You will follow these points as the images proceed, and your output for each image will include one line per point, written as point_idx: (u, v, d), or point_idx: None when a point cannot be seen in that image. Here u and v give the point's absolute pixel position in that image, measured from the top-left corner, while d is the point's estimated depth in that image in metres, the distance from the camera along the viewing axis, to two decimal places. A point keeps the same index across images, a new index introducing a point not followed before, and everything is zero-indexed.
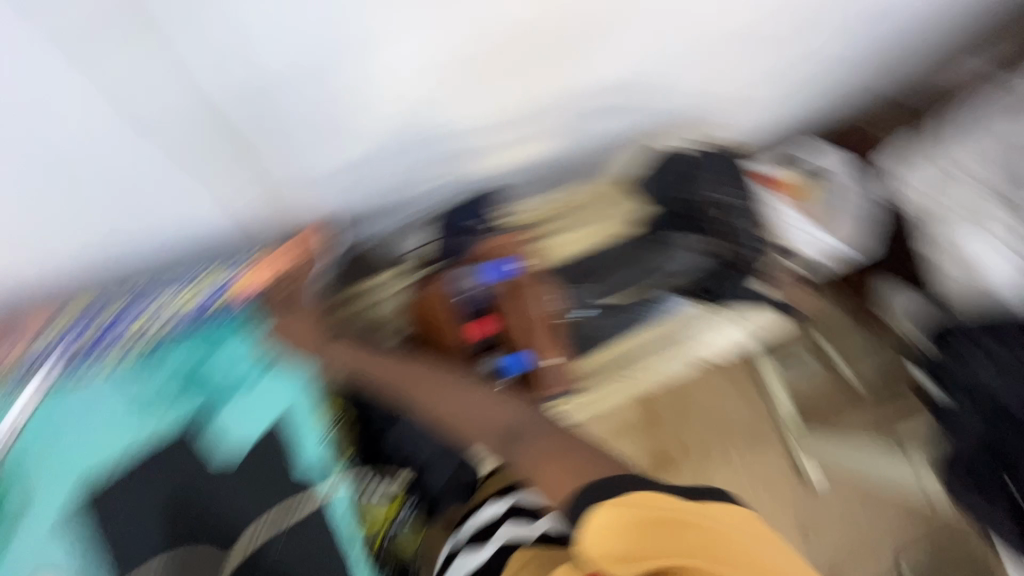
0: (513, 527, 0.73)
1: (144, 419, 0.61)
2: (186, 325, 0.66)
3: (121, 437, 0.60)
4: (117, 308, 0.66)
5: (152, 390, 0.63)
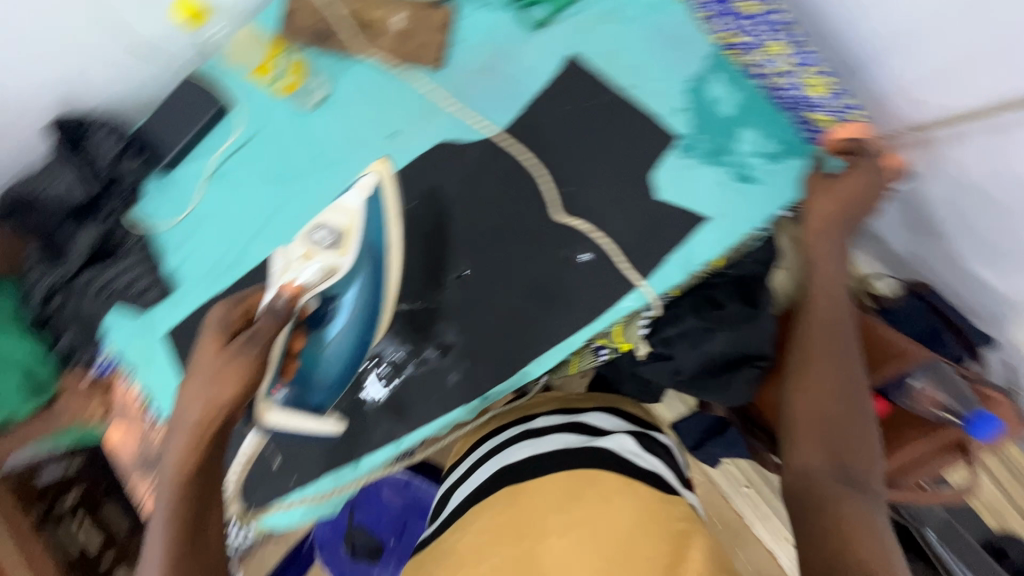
0: (605, 440, 0.64)
1: (297, 193, 0.75)
2: (302, 118, 0.75)
3: (287, 212, 0.75)
4: (250, 114, 0.77)
5: (294, 169, 0.75)
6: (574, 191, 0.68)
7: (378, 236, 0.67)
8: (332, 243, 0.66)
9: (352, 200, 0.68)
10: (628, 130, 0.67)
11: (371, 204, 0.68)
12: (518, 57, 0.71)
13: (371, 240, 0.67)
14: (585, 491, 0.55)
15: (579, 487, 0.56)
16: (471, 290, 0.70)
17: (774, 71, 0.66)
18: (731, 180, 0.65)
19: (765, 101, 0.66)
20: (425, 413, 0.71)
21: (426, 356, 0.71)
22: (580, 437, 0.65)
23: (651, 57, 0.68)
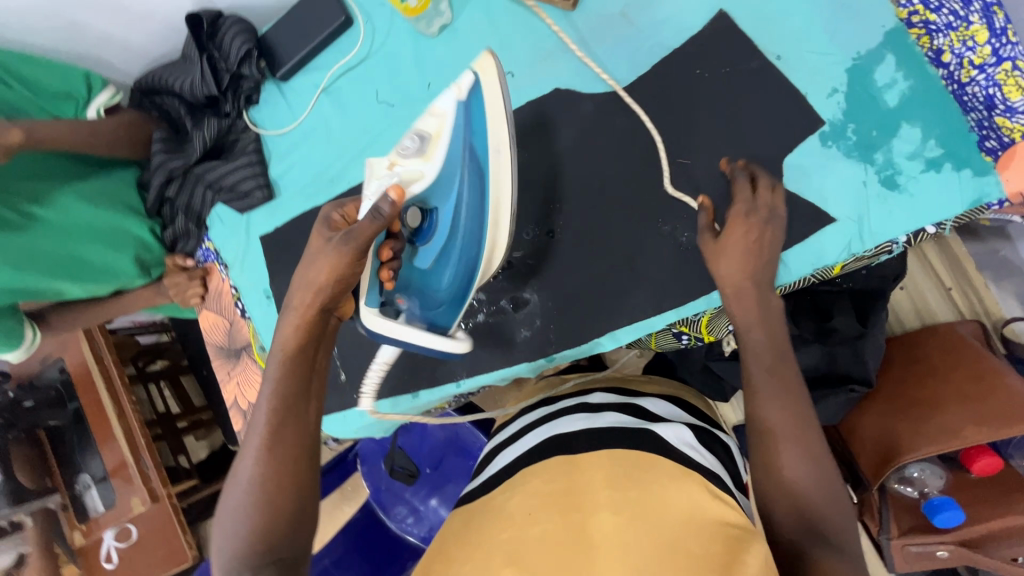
0: (659, 426, 0.64)
1: (403, 121, 0.74)
2: (420, 45, 0.73)
3: (390, 138, 0.75)
4: (371, 32, 0.76)
5: (403, 95, 0.75)
6: (691, 166, 0.62)
7: (484, 142, 0.56)
8: (414, 147, 0.52)
9: (445, 99, 0.54)
10: (769, 107, 0.60)
11: (467, 107, 0.54)
12: (658, 8, 0.65)
13: (473, 143, 0.55)
14: (639, 471, 0.55)
15: (632, 468, 0.55)
16: (562, 250, 0.68)
17: (967, 61, 0.55)
18: (875, 184, 0.56)
19: (944, 95, 0.55)
20: (489, 361, 0.72)
21: (502, 307, 0.71)
22: (634, 419, 0.65)
23: (813, 26, 0.59)
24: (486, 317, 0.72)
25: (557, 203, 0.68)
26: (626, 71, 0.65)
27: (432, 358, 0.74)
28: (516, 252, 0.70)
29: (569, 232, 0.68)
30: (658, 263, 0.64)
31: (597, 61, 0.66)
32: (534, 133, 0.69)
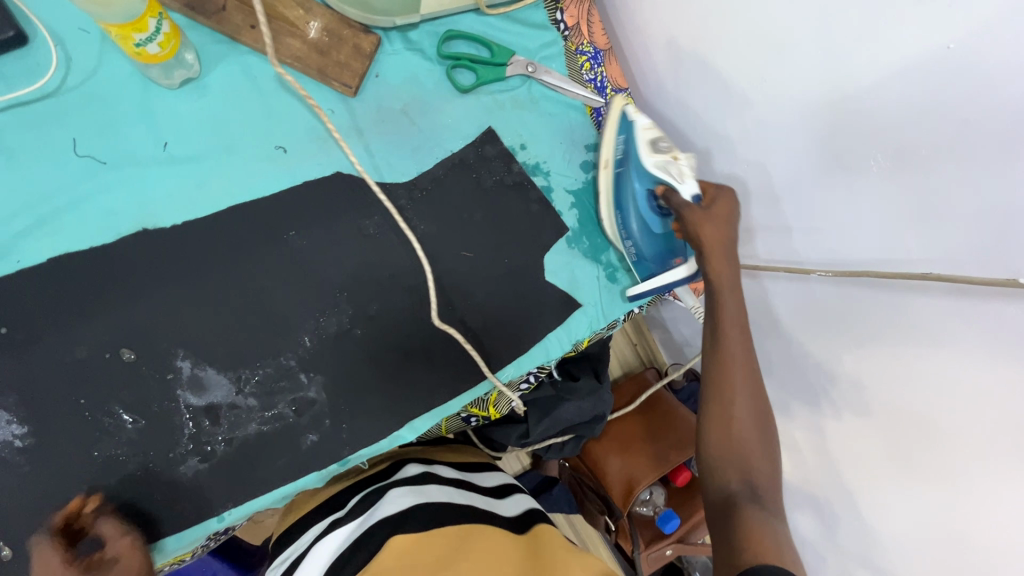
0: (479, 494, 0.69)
1: (123, 184, 0.58)
2: (150, 95, 0.59)
3: (102, 205, 0.57)
4: (64, 62, 0.57)
5: (124, 151, 0.58)
6: (474, 261, 0.69)
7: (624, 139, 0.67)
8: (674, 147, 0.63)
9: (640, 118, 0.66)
10: (528, 214, 0.71)
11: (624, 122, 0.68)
12: (436, 112, 0.69)
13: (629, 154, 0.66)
14: (471, 537, 0.59)
15: (465, 536, 0.59)
16: (353, 341, 0.64)
17: None
18: (603, 278, 0.74)
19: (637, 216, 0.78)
20: (256, 482, 0.60)
21: (280, 413, 0.61)
22: (451, 489, 0.67)
23: (557, 152, 0.73)
24: (259, 427, 0.60)
25: (345, 290, 0.64)
26: (402, 173, 0.67)
27: (173, 494, 0.57)
28: (296, 347, 0.62)
29: (362, 324, 0.64)
30: (449, 351, 0.67)
31: (377, 155, 0.66)
32: (318, 221, 0.63)
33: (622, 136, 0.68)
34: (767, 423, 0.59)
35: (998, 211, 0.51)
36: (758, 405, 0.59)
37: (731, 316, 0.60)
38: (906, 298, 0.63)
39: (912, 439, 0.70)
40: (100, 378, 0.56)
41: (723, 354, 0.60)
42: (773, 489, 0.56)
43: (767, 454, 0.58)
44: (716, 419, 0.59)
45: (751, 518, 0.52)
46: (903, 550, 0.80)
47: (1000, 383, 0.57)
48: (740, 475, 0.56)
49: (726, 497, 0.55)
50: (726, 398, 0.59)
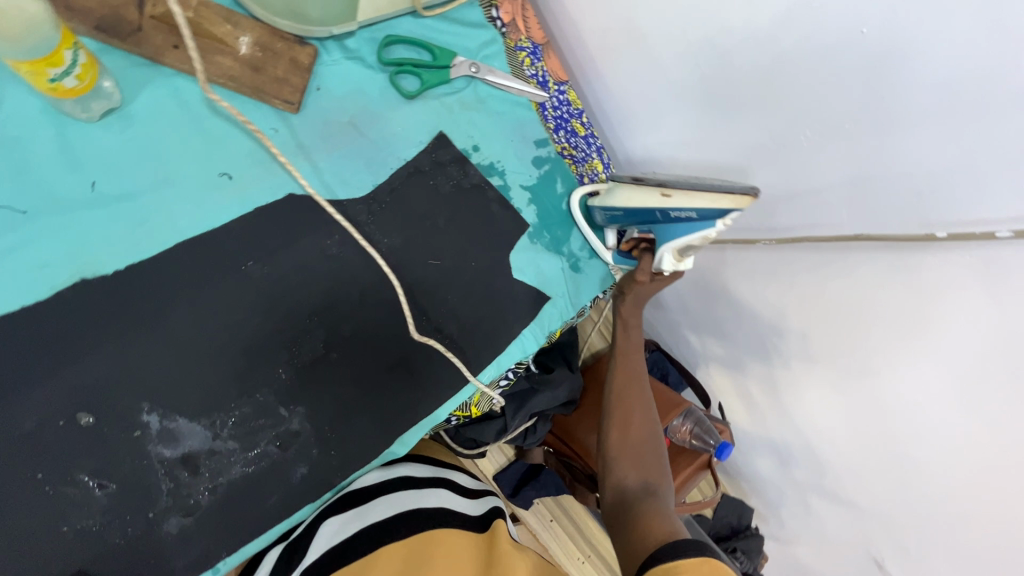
0: (450, 494, 0.72)
1: (50, 233, 0.52)
2: (67, 131, 0.53)
3: (28, 258, 0.51)
4: None
5: (45, 196, 0.53)
6: (443, 267, 0.69)
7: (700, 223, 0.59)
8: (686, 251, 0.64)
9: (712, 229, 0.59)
10: (489, 215, 0.72)
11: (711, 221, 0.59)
12: (385, 121, 0.67)
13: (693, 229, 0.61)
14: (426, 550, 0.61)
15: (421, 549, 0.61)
16: (332, 366, 0.62)
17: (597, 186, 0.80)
18: (568, 268, 0.77)
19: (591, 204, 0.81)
20: (249, 526, 0.57)
21: (264, 451, 0.59)
22: (417, 491, 0.68)
23: (510, 151, 0.74)
24: (243, 469, 0.58)
25: (317, 314, 0.62)
26: (358, 187, 0.65)
27: (161, 556, 0.54)
28: (271, 381, 0.60)
29: (338, 347, 0.63)
30: (431, 360, 0.67)
31: (330, 171, 0.64)
32: (278, 247, 0.60)
33: (696, 217, 0.59)
34: (658, 432, 0.67)
35: (908, 171, 0.58)
36: (649, 414, 0.68)
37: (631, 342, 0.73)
38: (840, 256, 0.70)
39: (853, 376, 0.80)
40: (56, 448, 0.51)
41: (619, 376, 0.70)
42: (667, 486, 0.62)
43: (660, 456, 0.65)
44: (618, 423, 0.67)
45: (649, 507, 0.57)
46: (857, 473, 0.90)
47: (920, 319, 0.65)
48: (639, 476, 0.62)
49: (625, 491, 0.61)
50: (624, 406, 0.68)
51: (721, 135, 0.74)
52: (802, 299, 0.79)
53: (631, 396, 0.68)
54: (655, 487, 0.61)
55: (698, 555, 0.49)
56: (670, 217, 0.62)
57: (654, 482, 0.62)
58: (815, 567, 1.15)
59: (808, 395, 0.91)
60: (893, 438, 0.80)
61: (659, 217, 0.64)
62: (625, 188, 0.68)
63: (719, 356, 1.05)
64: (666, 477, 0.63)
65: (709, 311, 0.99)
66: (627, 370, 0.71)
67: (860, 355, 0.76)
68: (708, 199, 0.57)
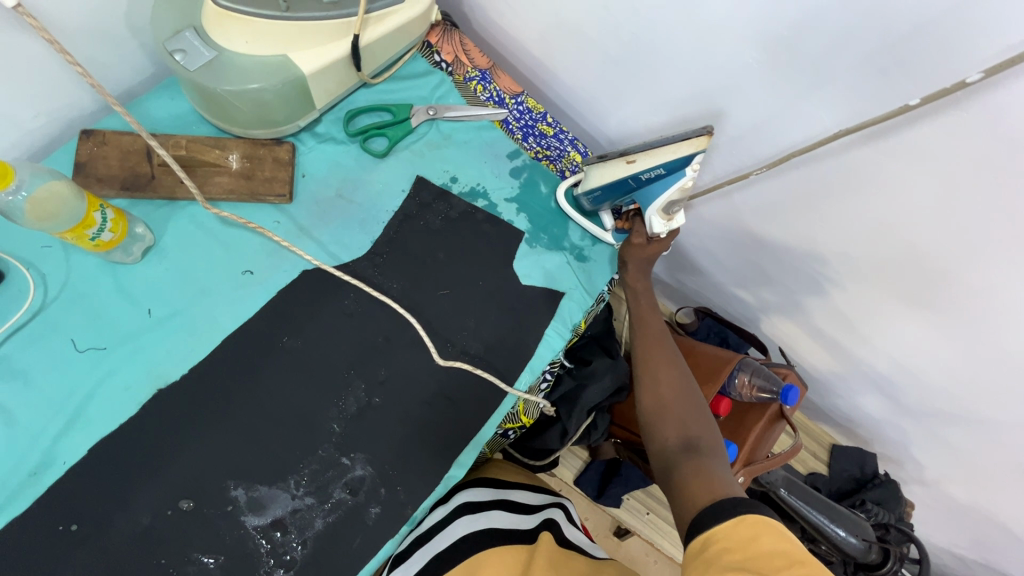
0: (506, 512, 0.74)
1: (126, 360, 0.63)
2: (121, 275, 0.65)
3: (117, 384, 0.63)
4: (40, 280, 0.63)
5: (117, 331, 0.64)
6: (454, 295, 0.73)
7: (673, 170, 0.60)
8: (672, 207, 0.64)
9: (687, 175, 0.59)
10: (483, 236, 0.76)
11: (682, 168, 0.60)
12: (367, 184, 0.74)
13: (670, 183, 0.61)
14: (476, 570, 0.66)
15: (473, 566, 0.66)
16: (377, 410, 0.68)
17: None
18: (574, 260, 0.78)
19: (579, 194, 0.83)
20: (342, 570, 0.62)
21: (338, 500, 0.64)
22: (472, 515, 0.71)
23: (486, 171, 0.79)
24: (324, 520, 0.63)
25: (352, 367, 0.68)
26: (354, 251, 0.72)
27: None
28: (328, 436, 0.66)
29: (379, 392, 0.68)
30: (465, 381, 0.71)
31: (330, 243, 0.71)
32: (307, 319, 0.68)
33: (666, 172, 0.60)
34: (693, 388, 0.67)
35: (867, 54, 0.56)
36: (680, 372, 0.68)
37: (645, 305, 0.74)
38: (840, 160, 0.66)
39: (916, 277, 0.73)
40: (171, 535, 0.60)
41: (641, 345, 0.71)
42: (711, 440, 0.62)
43: (700, 411, 0.64)
44: (649, 390, 0.67)
45: (692, 467, 0.58)
46: (969, 383, 0.80)
47: (957, 192, 0.60)
48: (679, 434, 0.62)
49: (668, 455, 0.61)
50: (652, 371, 0.68)
51: (680, 87, 0.74)
52: (826, 218, 0.75)
53: (656, 358, 0.69)
54: (697, 444, 0.61)
55: (735, 515, 0.50)
56: (643, 180, 0.63)
57: (697, 438, 0.61)
58: (973, 502, 1.00)
59: (879, 316, 0.83)
60: (989, 330, 0.71)
61: (633, 183, 0.65)
62: (595, 168, 0.69)
63: (775, 304, 0.98)
64: (710, 431, 0.63)
65: (744, 261, 0.95)
66: (648, 337, 0.71)
67: (912, 253, 0.70)
68: (671, 149, 0.58)
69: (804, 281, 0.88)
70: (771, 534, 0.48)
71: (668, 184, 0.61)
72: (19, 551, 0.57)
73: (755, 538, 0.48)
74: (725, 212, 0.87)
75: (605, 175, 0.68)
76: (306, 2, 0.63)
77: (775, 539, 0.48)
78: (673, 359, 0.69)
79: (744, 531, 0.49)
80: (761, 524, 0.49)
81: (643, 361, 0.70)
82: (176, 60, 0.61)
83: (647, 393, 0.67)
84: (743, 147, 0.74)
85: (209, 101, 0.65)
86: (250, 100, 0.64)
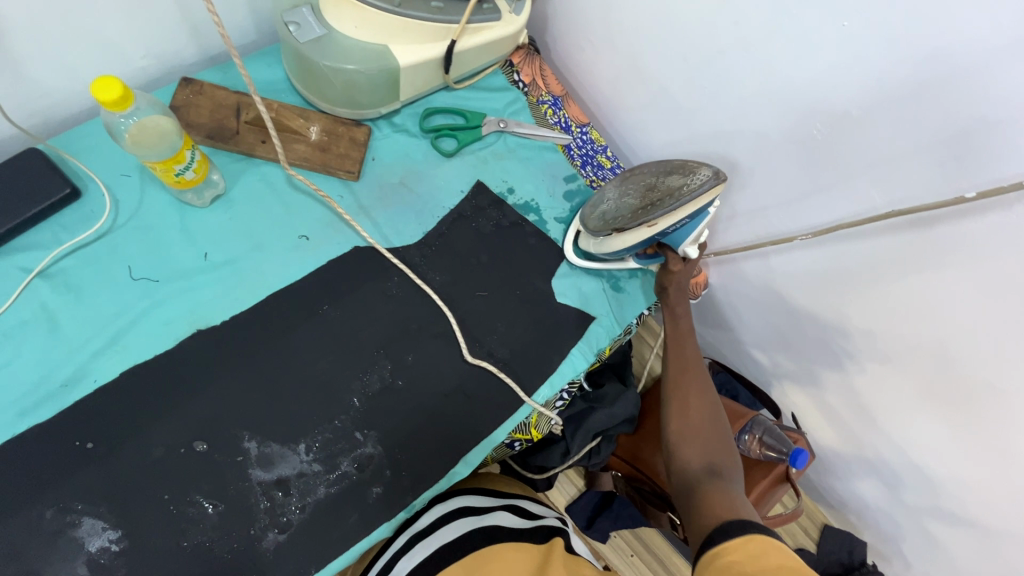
0: (511, 515, 0.75)
1: (173, 296, 0.66)
2: (187, 216, 0.69)
3: (159, 316, 0.65)
4: (113, 206, 0.67)
5: (171, 268, 0.67)
6: (491, 298, 0.76)
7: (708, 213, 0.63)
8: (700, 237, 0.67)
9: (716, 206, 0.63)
10: (528, 249, 0.79)
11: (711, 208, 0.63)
12: (430, 179, 0.78)
13: (698, 221, 0.64)
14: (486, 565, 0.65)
15: (482, 562, 0.65)
16: (399, 392, 0.69)
17: None
18: (609, 289, 0.81)
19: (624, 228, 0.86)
20: (332, 544, 0.62)
21: (344, 473, 0.65)
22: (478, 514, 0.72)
23: (542, 189, 0.82)
24: (327, 489, 0.64)
25: (382, 347, 0.70)
26: (404, 238, 0.75)
27: (259, 569, 0.60)
28: (346, 409, 0.67)
29: (403, 375, 0.70)
30: (487, 382, 0.72)
31: (384, 226, 0.74)
32: (349, 292, 0.71)
33: (690, 219, 0.62)
34: (719, 418, 0.68)
35: (927, 144, 0.59)
36: (708, 399, 0.69)
37: (681, 320, 0.74)
38: (884, 240, 0.69)
39: (936, 368, 0.74)
40: (178, 472, 0.61)
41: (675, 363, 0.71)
42: (731, 468, 0.63)
43: (723, 440, 0.66)
44: (677, 410, 0.68)
45: (715, 488, 0.59)
46: (976, 486, 0.80)
47: (996, 290, 0.62)
48: (701, 457, 0.63)
49: (689, 475, 0.62)
50: (682, 391, 0.69)
51: (740, 146, 0.78)
52: (857, 295, 0.77)
53: (688, 379, 0.70)
54: (718, 469, 0.62)
55: (743, 533, 0.51)
56: (669, 233, 0.64)
57: (717, 463, 0.63)
58: None
59: (895, 401, 0.84)
60: (1004, 434, 0.72)
61: (658, 236, 0.66)
62: (611, 233, 0.69)
63: (791, 372, 0.99)
64: (728, 458, 0.65)
65: (768, 324, 0.96)
66: (682, 355, 0.71)
67: (938, 344, 0.72)
68: (691, 208, 0.59)
69: (826, 354, 0.90)
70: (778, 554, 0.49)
71: (697, 222, 0.64)
72: (34, 455, 0.58)
73: (762, 554, 0.49)
74: (759, 273, 0.90)
75: (624, 232, 0.67)
76: (413, 2, 0.67)
77: (781, 556, 0.48)
78: (702, 384, 0.70)
79: (752, 548, 0.49)
80: (768, 543, 0.50)
81: (671, 380, 0.70)
82: (289, 30, 0.66)
83: (676, 413, 0.67)
84: (789, 213, 0.78)
85: (307, 72, 0.69)
86: (345, 78, 0.68)
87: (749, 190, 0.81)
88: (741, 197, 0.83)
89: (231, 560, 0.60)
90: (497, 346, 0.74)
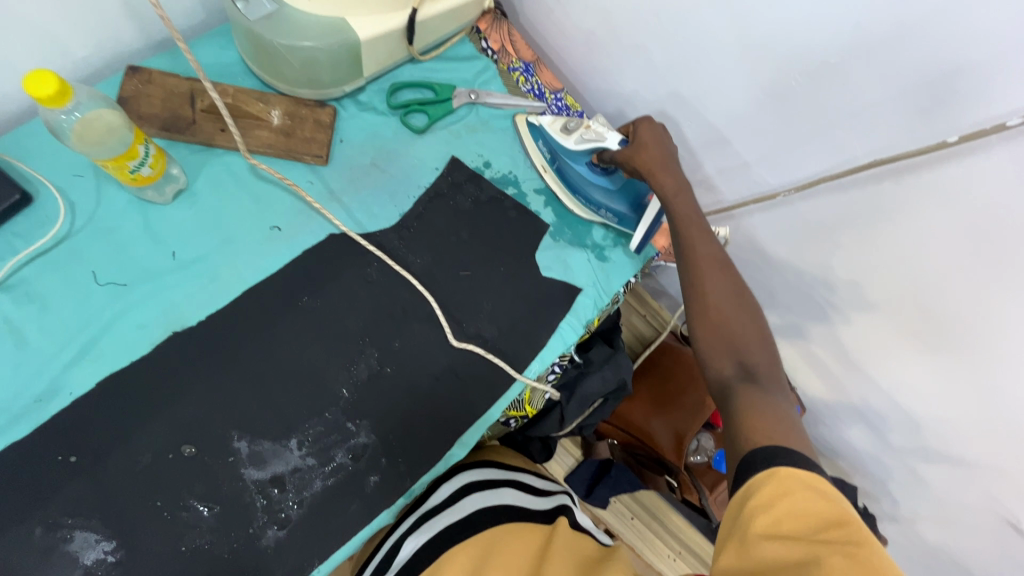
0: (517, 491, 0.75)
1: (144, 299, 0.63)
2: (150, 214, 0.66)
3: (131, 321, 0.62)
4: (69, 208, 0.63)
5: (139, 270, 0.64)
6: (474, 277, 0.74)
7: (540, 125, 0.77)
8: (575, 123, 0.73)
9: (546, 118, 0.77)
10: (509, 224, 0.77)
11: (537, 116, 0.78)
12: (402, 158, 0.75)
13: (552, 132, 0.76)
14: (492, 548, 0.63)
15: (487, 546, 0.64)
16: (387, 379, 0.68)
17: None
18: (594, 258, 0.79)
19: None
20: (333, 535, 0.62)
21: (340, 464, 0.64)
22: (486, 493, 0.71)
23: (519, 160, 0.80)
24: (323, 482, 0.63)
25: (366, 335, 0.69)
26: (380, 222, 0.72)
27: (262, 566, 0.60)
28: (336, 400, 0.66)
29: (391, 361, 0.69)
30: (477, 362, 0.71)
31: (358, 211, 0.72)
32: (328, 282, 0.69)
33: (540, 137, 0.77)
34: (751, 313, 0.61)
35: (908, 89, 0.58)
36: (736, 292, 0.62)
37: (690, 214, 0.66)
38: (868, 191, 0.68)
39: (920, 314, 0.75)
40: (169, 477, 0.60)
41: (691, 264, 0.64)
42: (768, 367, 0.57)
43: (759, 334, 0.59)
44: (699, 313, 0.61)
45: (748, 397, 0.53)
46: (962, 426, 0.82)
47: (979, 234, 0.62)
48: (734, 361, 0.58)
49: (723, 383, 0.57)
50: (701, 291, 0.62)
51: (718, 104, 0.76)
52: (841, 247, 0.77)
53: (709, 277, 0.62)
54: (754, 373, 0.56)
55: (767, 470, 0.46)
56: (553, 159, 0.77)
57: (751, 364, 0.57)
58: (944, 544, 1.03)
59: (880, 349, 0.85)
60: (988, 375, 0.73)
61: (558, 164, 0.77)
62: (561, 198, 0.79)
63: (778, 328, 1.00)
64: (764, 357, 0.58)
65: (754, 282, 0.97)
66: (699, 255, 0.64)
67: (923, 290, 0.72)
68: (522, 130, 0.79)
69: (812, 307, 0.90)
70: (808, 494, 0.44)
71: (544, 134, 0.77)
72: (14, 473, 0.56)
73: (786, 495, 0.45)
74: (743, 232, 0.89)
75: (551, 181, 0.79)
76: None
77: (808, 496, 0.44)
78: (728, 280, 0.63)
79: (774, 487, 0.45)
80: (791, 480, 0.45)
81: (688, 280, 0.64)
82: (237, 7, 0.62)
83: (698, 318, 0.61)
84: (771, 169, 0.77)
85: (261, 51, 0.65)
86: (303, 56, 0.65)
87: (730, 148, 0.79)
88: (721, 156, 0.81)
89: (233, 560, 0.59)
90: (484, 325, 0.73)
